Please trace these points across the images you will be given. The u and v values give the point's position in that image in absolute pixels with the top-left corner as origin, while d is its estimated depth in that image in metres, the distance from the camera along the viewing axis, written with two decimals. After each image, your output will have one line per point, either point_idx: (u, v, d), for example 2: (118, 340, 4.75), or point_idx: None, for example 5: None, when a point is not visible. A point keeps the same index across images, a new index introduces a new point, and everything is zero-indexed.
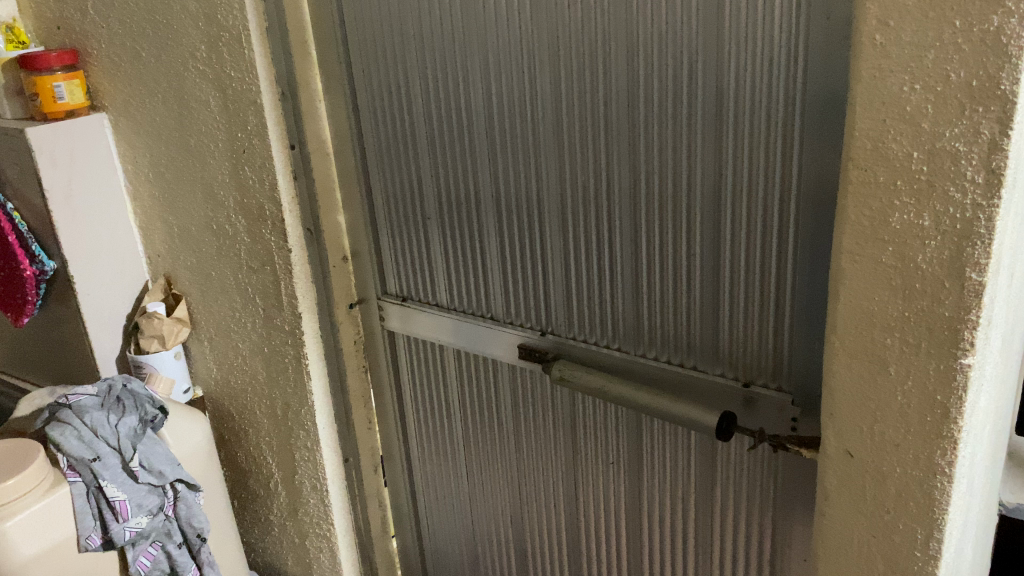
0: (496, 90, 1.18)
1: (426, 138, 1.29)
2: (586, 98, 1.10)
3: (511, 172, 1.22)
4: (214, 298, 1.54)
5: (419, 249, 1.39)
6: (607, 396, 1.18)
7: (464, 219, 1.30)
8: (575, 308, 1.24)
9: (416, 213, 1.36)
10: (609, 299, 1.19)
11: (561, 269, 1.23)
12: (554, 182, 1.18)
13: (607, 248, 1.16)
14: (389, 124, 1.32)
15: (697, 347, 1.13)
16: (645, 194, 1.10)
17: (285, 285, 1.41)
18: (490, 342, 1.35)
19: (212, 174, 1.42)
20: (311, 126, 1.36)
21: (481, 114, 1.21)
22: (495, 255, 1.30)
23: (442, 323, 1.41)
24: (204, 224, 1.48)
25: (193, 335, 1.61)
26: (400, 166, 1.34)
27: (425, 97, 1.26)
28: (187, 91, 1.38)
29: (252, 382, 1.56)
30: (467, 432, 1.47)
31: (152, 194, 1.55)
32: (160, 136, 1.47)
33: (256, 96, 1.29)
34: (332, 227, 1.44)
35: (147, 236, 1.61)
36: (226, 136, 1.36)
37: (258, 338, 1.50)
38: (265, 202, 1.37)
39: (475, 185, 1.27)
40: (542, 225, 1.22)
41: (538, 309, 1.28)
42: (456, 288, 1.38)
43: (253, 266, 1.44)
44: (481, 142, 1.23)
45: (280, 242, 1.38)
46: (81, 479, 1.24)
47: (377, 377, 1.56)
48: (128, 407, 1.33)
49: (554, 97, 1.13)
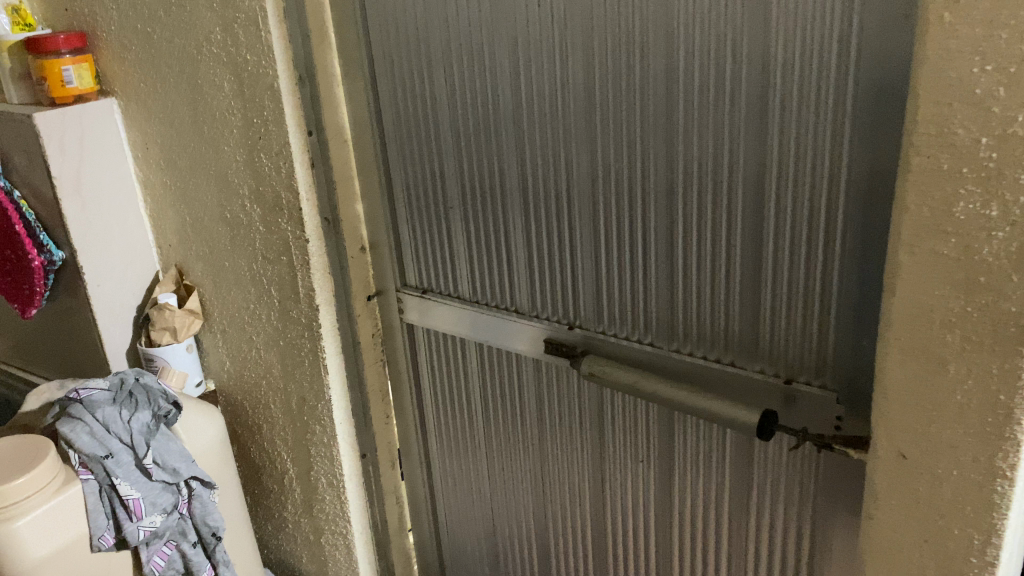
0: (524, 75, 1.13)
1: (449, 124, 1.24)
2: (620, 83, 1.05)
3: (539, 161, 1.17)
4: (227, 290, 1.50)
5: (441, 240, 1.34)
6: (640, 393, 1.14)
7: (488, 208, 1.26)
8: (604, 301, 1.19)
9: (438, 203, 1.32)
10: (640, 293, 1.15)
11: (590, 261, 1.18)
12: (585, 171, 1.13)
13: (640, 239, 1.11)
14: (411, 110, 1.27)
15: (735, 343, 1.08)
16: (681, 184, 1.05)
17: (302, 277, 1.36)
18: (514, 336, 1.31)
19: (226, 161, 1.37)
20: (329, 112, 1.31)
21: (508, 101, 1.16)
22: (521, 246, 1.25)
23: (465, 316, 1.36)
24: (217, 213, 1.44)
25: (206, 327, 1.57)
26: (422, 153, 1.30)
27: (448, 83, 1.21)
28: (201, 75, 1.33)
29: (266, 376, 1.52)
30: (489, 428, 1.43)
31: (162, 182, 1.50)
32: (173, 122, 1.42)
33: (273, 80, 1.25)
34: (350, 218, 1.39)
35: (157, 226, 1.56)
36: (242, 122, 1.32)
37: (273, 331, 1.46)
38: (282, 191, 1.32)
39: (500, 173, 1.22)
40: (571, 216, 1.17)
41: (566, 302, 1.24)
42: (479, 280, 1.33)
43: (269, 256, 1.40)
44: (507, 130, 1.19)
45: (297, 232, 1.33)
46: (94, 477, 1.20)
47: (395, 371, 1.51)
48: (140, 402, 1.28)
49: (586, 82, 1.08)
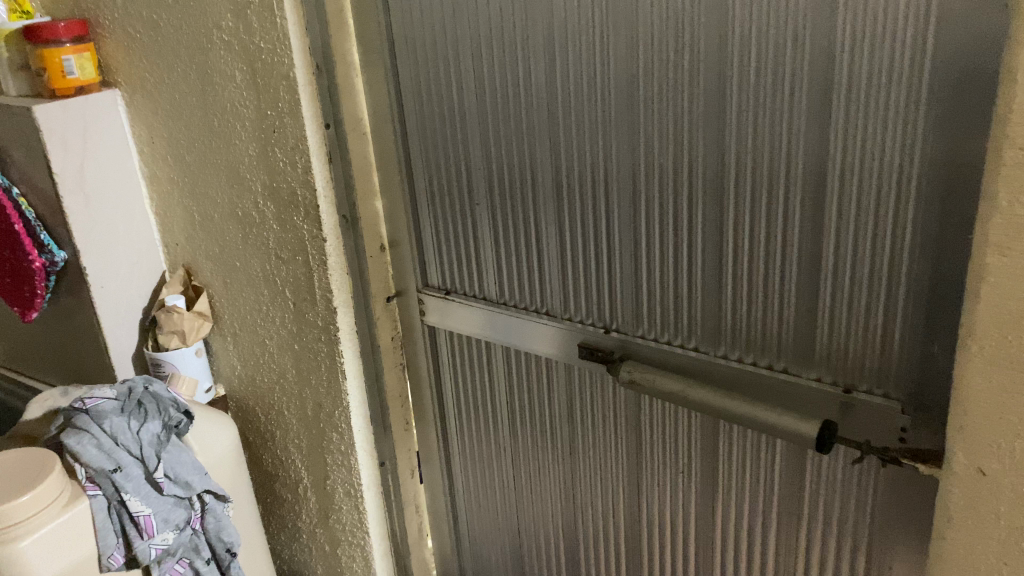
0: (560, 63, 1.06)
1: (477, 115, 1.17)
2: (666, 70, 0.98)
3: (574, 155, 1.10)
4: (239, 291, 1.42)
5: (466, 237, 1.27)
6: (684, 402, 1.07)
7: (518, 205, 1.19)
8: (644, 303, 1.12)
9: (464, 198, 1.24)
10: (684, 294, 1.08)
11: (629, 262, 1.11)
12: (625, 166, 1.06)
13: (685, 237, 1.05)
14: (436, 101, 1.20)
15: (789, 348, 1.01)
16: (732, 179, 0.98)
17: (319, 277, 1.29)
18: (545, 340, 1.24)
19: (238, 156, 1.30)
20: (348, 103, 1.24)
21: (542, 91, 1.09)
22: (553, 245, 1.18)
23: (491, 319, 1.29)
24: (228, 211, 1.36)
25: (215, 330, 1.50)
26: (447, 147, 1.22)
27: (477, 71, 1.14)
28: (211, 65, 1.26)
29: (280, 381, 1.45)
30: (516, 434, 1.36)
31: (169, 178, 1.42)
32: (181, 115, 1.35)
33: (289, 69, 1.17)
34: (369, 215, 1.32)
35: (163, 224, 1.49)
36: (255, 114, 1.25)
37: (287, 334, 1.39)
38: (298, 186, 1.25)
39: (531, 168, 1.15)
40: (609, 213, 1.10)
41: (601, 304, 1.17)
42: (507, 281, 1.26)
43: (283, 256, 1.32)
44: (541, 121, 1.11)
45: (314, 230, 1.26)
46: (102, 493, 1.13)
47: (415, 375, 1.44)
48: (149, 412, 1.21)
49: (628, 71, 1.01)
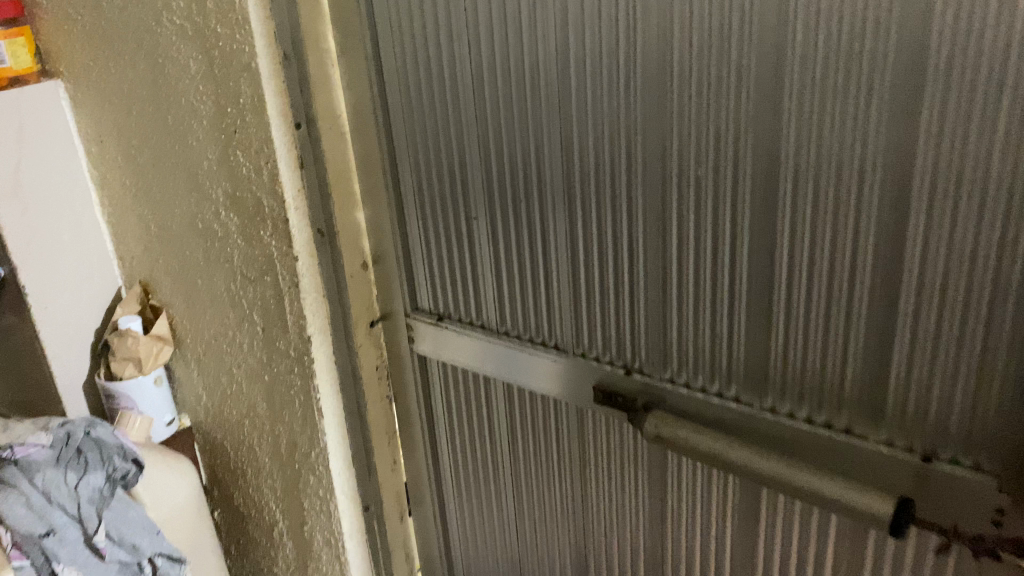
0: (576, 51, 0.87)
1: (475, 114, 0.98)
2: (708, 63, 0.79)
3: (592, 163, 0.92)
4: (201, 313, 1.24)
5: (463, 256, 1.09)
6: (723, 465, 0.89)
7: (522, 220, 1.01)
8: (673, 340, 0.94)
9: (459, 210, 1.06)
10: (722, 332, 0.90)
11: (655, 291, 0.93)
12: (652, 178, 0.88)
13: (727, 264, 0.86)
14: (426, 96, 1.01)
15: (853, 404, 0.83)
16: (786, 198, 0.79)
17: (290, 302, 1.11)
18: (554, 377, 1.06)
19: (196, 159, 1.11)
20: (322, 98, 1.04)
21: (553, 86, 0.91)
22: (563, 268, 1.00)
23: (491, 351, 1.11)
24: (187, 222, 1.18)
25: (178, 354, 1.32)
26: (440, 150, 1.04)
27: (474, 61, 0.95)
28: (162, 53, 1.07)
29: (250, 415, 1.27)
30: (519, 479, 1.18)
31: (121, 183, 1.24)
32: (131, 111, 1.16)
33: (250, 58, 0.98)
34: (349, 228, 1.13)
35: (117, 234, 1.30)
36: (213, 112, 1.06)
37: (257, 363, 1.21)
38: (263, 196, 1.06)
39: (540, 176, 0.97)
40: (632, 232, 0.92)
41: (620, 339, 0.99)
42: (509, 307, 1.08)
43: (249, 275, 1.14)
44: (551, 123, 0.93)
45: (283, 247, 1.08)
46: (29, 563, 0.95)
47: (404, 408, 1.26)
48: (90, 462, 1.04)
49: (658, 62, 0.82)
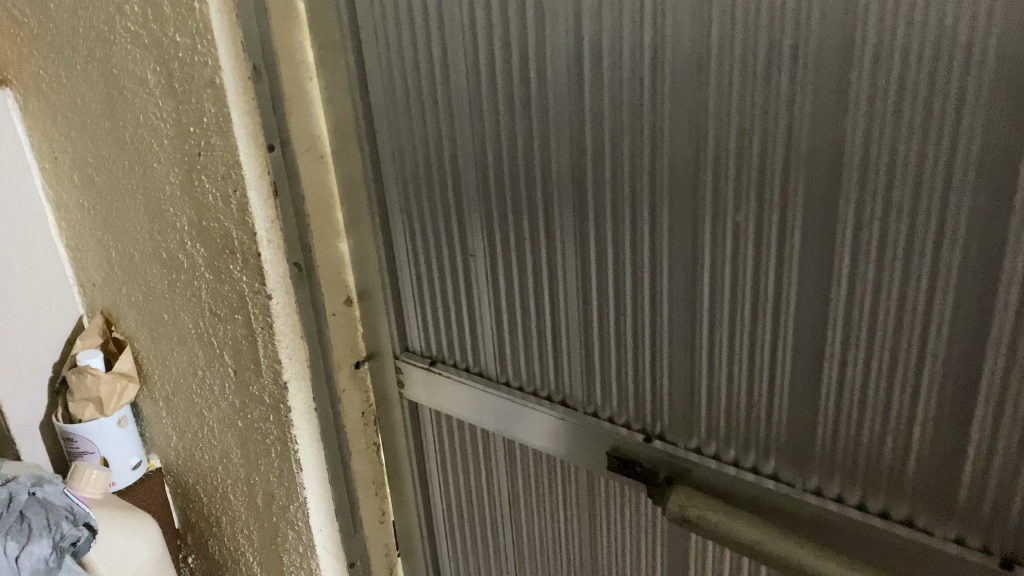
0: (591, 70, 0.74)
1: (472, 138, 0.85)
2: (754, 90, 0.65)
3: (608, 200, 0.78)
4: (168, 349, 1.12)
5: (459, 295, 0.96)
6: (763, 555, 0.77)
7: (526, 259, 0.87)
8: (701, 406, 0.81)
9: (454, 245, 0.93)
10: (759, 400, 0.77)
11: (682, 349, 0.80)
12: (681, 222, 0.74)
13: (767, 323, 0.73)
14: (416, 116, 0.88)
15: (918, 494, 0.70)
16: (844, 252, 0.66)
17: (264, 344, 0.98)
18: (560, 436, 0.93)
19: (158, 182, 0.98)
20: (298, 116, 0.91)
21: (564, 110, 0.77)
22: (574, 315, 0.87)
23: (491, 404, 0.98)
24: (150, 251, 1.05)
25: (145, 391, 1.20)
26: (432, 177, 0.90)
27: (470, 79, 0.81)
28: (117, 63, 0.94)
29: (223, 460, 1.15)
30: (521, 539, 1.06)
31: (79, 204, 1.11)
32: (86, 127, 1.03)
33: (212, 73, 0.84)
34: (331, 261, 1.00)
35: (77, 259, 1.18)
36: (174, 131, 0.92)
37: (229, 407, 1.09)
38: (232, 227, 0.93)
39: (547, 212, 0.83)
40: (656, 281, 0.79)
41: (638, 398, 0.86)
42: (510, 354, 0.95)
43: (219, 312, 1.01)
44: (560, 151, 0.79)
45: (255, 285, 0.95)
46: None
47: (394, 456, 1.13)
48: (34, 529, 0.91)
49: (691, 88, 0.68)
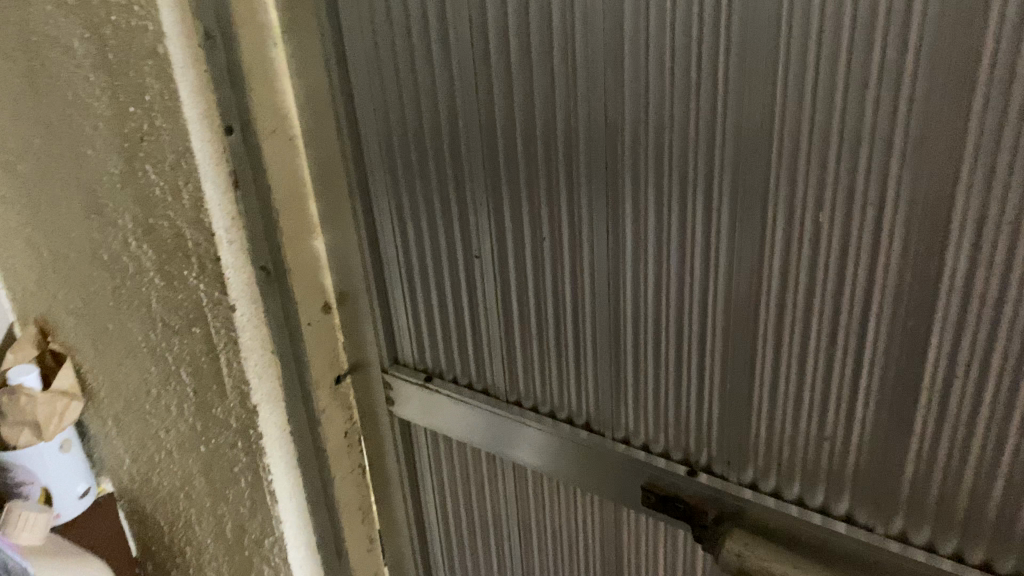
0: (631, 32, 0.59)
1: (478, 117, 0.70)
2: (851, 56, 0.51)
3: (649, 193, 0.64)
4: (116, 363, 0.96)
5: (461, 301, 0.81)
6: None
7: (543, 262, 0.73)
8: (759, 438, 0.68)
9: (455, 244, 0.78)
10: (833, 432, 0.64)
11: (736, 371, 0.67)
12: (745, 221, 0.60)
13: (850, 345, 0.60)
14: (407, 91, 0.72)
15: None
16: (956, 262, 0.53)
17: (229, 362, 0.83)
18: (580, 465, 0.80)
19: (93, 171, 0.81)
20: (263, 92, 0.75)
21: (595, 82, 0.63)
22: (600, 328, 0.73)
23: (498, 427, 0.84)
24: (89, 252, 0.89)
25: (92, 409, 1.04)
26: (427, 163, 0.75)
27: (477, 43, 0.66)
28: (37, 29, 0.77)
29: (184, 487, 0.99)
30: (533, 570, 0.93)
31: (3, 197, 0.95)
32: (7, 107, 0.86)
33: (155, 41, 0.68)
34: (305, 263, 0.85)
35: (5, 260, 1.01)
36: (109, 112, 0.76)
37: (189, 430, 0.93)
38: (184, 227, 0.77)
39: (570, 206, 0.69)
40: (706, 290, 0.65)
41: (678, 425, 0.72)
42: (522, 370, 0.81)
43: (173, 324, 0.85)
44: (590, 134, 0.65)
45: (215, 294, 0.79)
46: None
47: (383, 478, 0.99)
48: None
49: (765, 59, 0.54)
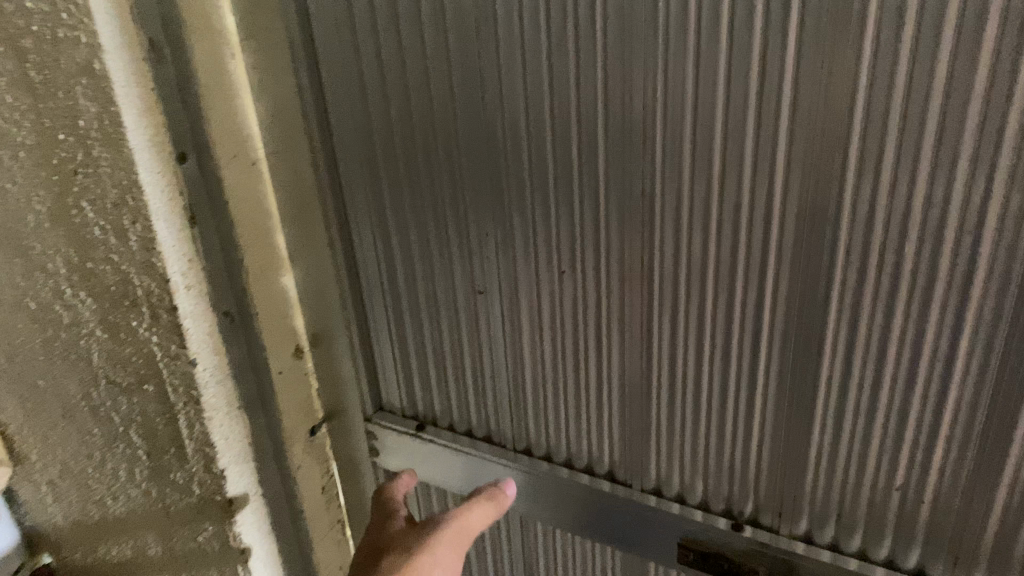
0: (675, 31, 0.50)
1: (483, 137, 0.60)
2: (956, 56, 0.43)
3: (694, 219, 0.55)
4: (50, 423, 0.83)
5: (459, 342, 0.72)
6: None
7: (559, 298, 0.64)
8: (815, 486, 0.60)
9: (453, 279, 0.68)
10: (904, 481, 0.57)
11: (792, 417, 0.59)
12: (810, 250, 0.52)
13: (932, 387, 0.53)
14: (396, 109, 0.63)
15: None
16: None
17: (188, 424, 0.71)
18: (602, 520, 0.71)
19: (13, 208, 0.68)
20: (218, 112, 0.64)
21: (629, 91, 0.53)
22: (628, 370, 0.64)
23: (505, 480, 0.75)
24: (11, 301, 0.75)
25: (21, 474, 0.90)
26: (420, 191, 0.65)
27: (482, 47, 0.57)
28: None
29: (137, 559, 0.87)
30: None
31: None
32: None
33: (87, 56, 0.56)
34: (273, 304, 0.74)
35: None
36: (32, 140, 0.63)
37: (142, 497, 0.81)
38: (131, 272, 0.65)
39: (595, 234, 0.60)
40: (758, 327, 0.57)
41: (719, 474, 0.64)
42: (532, 415, 0.72)
43: (121, 382, 0.73)
44: (621, 155, 0.56)
45: (170, 348, 0.67)
46: None
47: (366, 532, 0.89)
48: None
49: (847, 71, 0.46)
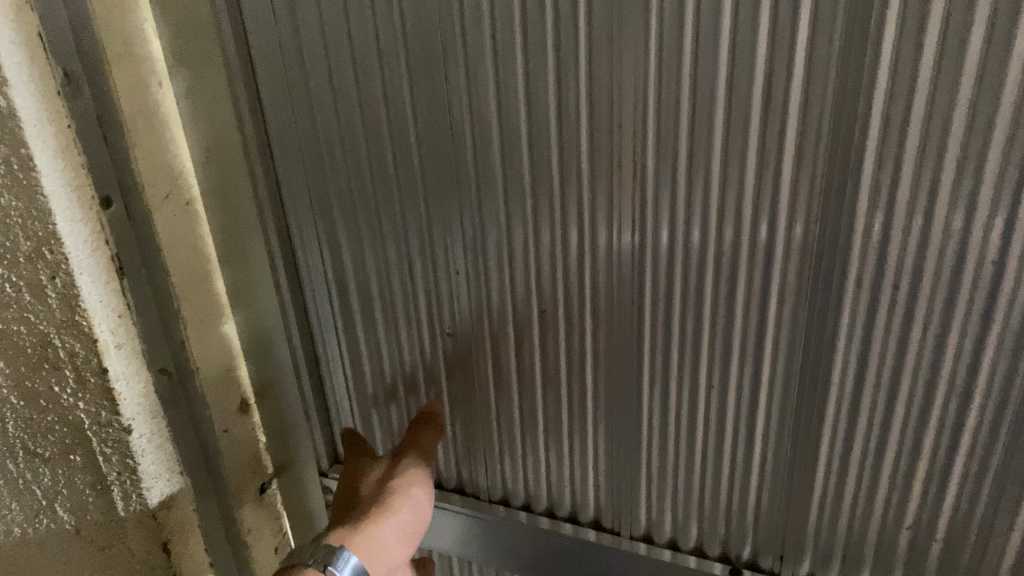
0: (670, 48, 0.46)
1: (451, 169, 0.55)
2: (983, 67, 0.40)
3: (689, 248, 0.51)
4: None
5: (427, 387, 0.66)
6: None
7: (539, 339, 0.59)
8: (819, 525, 0.57)
9: (420, 320, 0.63)
10: (915, 519, 0.54)
11: (793, 457, 0.55)
12: (818, 283, 0.49)
13: (948, 423, 0.50)
14: (349, 140, 0.58)
15: None
16: None
17: (124, 496, 0.63)
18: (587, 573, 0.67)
19: None
20: (144, 148, 0.57)
21: (618, 113, 0.49)
22: (615, 413, 0.60)
23: (479, 536, 0.70)
24: None
25: None
26: (381, 228, 0.60)
27: (449, 74, 0.52)
28: None
29: None
30: None
31: None
32: None
33: None
34: (215, 355, 0.66)
35: None
36: None
37: None
38: (50, 334, 0.57)
39: (578, 269, 0.55)
40: (758, 360, 0.53)
41: (714, 518, 0.61)
42: (508, 462, 0.67)
43: (35, 460, 0.64)
44: (608, 187, 0.51)
45: (100, 415, 0.60)
46: None
47: None
48: None
49: (861, 95, 0.43)
